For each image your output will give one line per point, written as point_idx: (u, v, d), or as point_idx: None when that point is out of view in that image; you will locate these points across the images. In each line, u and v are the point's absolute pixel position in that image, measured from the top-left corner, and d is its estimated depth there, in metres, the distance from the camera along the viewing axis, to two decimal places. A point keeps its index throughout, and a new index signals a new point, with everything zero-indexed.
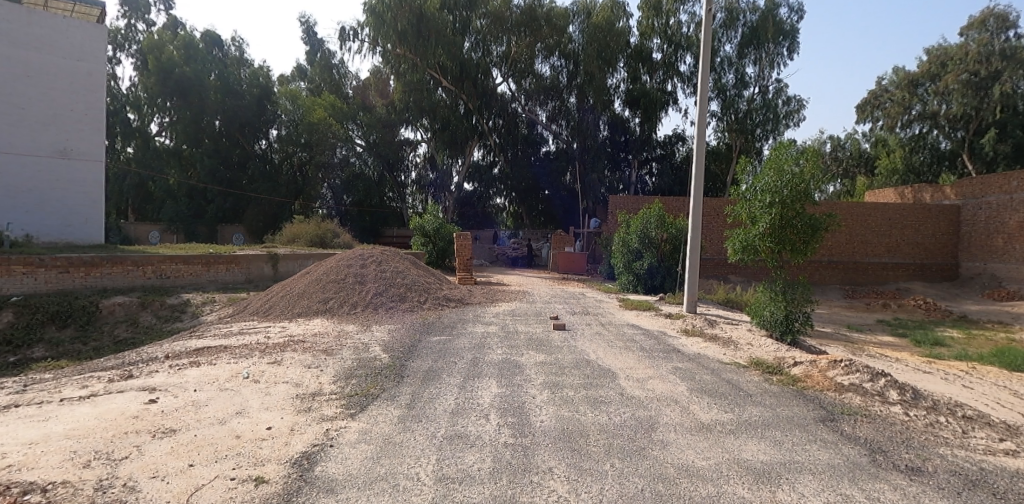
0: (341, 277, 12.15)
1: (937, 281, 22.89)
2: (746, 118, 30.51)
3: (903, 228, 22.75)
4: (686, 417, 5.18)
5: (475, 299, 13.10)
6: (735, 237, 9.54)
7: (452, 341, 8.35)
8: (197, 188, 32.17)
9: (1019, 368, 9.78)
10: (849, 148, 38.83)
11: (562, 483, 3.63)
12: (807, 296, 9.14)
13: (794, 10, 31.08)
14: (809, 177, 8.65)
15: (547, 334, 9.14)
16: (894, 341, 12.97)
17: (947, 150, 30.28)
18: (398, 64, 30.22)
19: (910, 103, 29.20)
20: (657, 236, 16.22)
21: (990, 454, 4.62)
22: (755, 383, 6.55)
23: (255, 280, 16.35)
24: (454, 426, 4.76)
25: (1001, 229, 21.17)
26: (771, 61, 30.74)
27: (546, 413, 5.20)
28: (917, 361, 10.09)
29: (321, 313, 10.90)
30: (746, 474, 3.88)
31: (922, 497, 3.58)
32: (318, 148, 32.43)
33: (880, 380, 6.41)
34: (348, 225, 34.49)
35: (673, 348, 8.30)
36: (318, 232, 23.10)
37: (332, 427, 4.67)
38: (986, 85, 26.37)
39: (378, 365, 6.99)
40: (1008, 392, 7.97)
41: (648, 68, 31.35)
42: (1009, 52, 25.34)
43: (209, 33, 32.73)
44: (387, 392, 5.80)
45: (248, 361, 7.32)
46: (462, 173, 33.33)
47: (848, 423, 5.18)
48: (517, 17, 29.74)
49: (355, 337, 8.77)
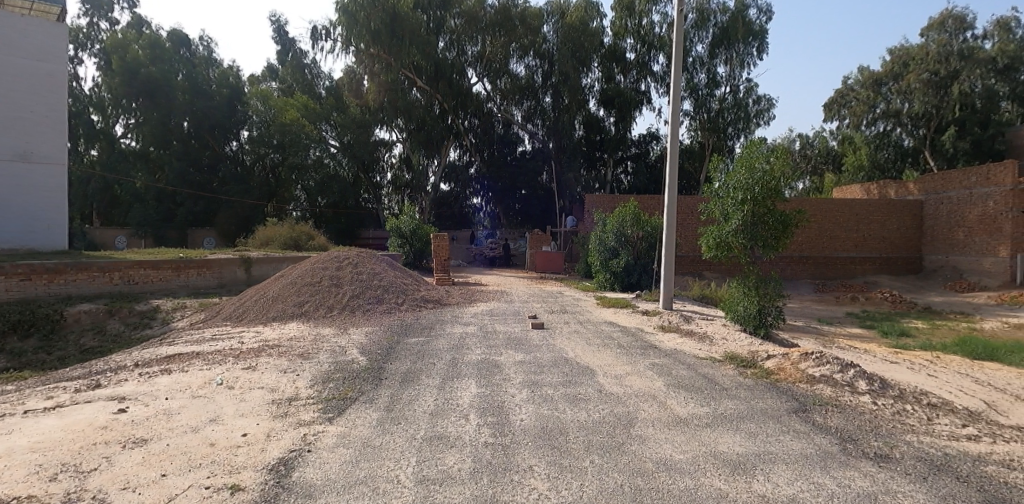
0: (316, 280, 11.99)
1: (902, 274, 23.66)
2: (718, 117, 31.27)
3: (870, 222, 23.49)
4: (664, 413, 5.25)
5: (453, 299, 13.02)
6: (709, 234, 9.65)
7: (430, 342, 8.29)
8: (165, 192, 31.22)
9: (979, 358, 10.13)
10: (816, 146, 39.76)
11: (542, 481, 3.64)
12: (779, 291, 9.35)
13: (762, 11, 31.71)
14: (779, 175, 8.82)
15: (525, 333, 9.15)
16: (862, 333, 13.38)
17: (910, 147, 30.88)
18: (372, 64, 29.83)
19: (874, 102, 30.23)
20: (633, 234, 16.46)
21: (954, 440, 4.79)
22: (731, 377, 6.65)
23: (227, 284, 16.03)
24: (433, 427, 4.74)
25: (962, 223, 21.73)
26: (742, 61, 31.19)
27: (527, 412, 5.20)
28: (885, 352, 10.37)
29: (296, 317, 10.66)
30: (722, 467, 3.95)
31: (890, 482, 3.71)
32: (290, 149, 31.64)
33: (850, 371, 6.57)
34: (322, 228, 33.97)
35: (650, 345, 8.37)
36: (292, 236, 22.71)
37: (310, 432, 4.61)
38: (945, 84, 27.77)
39: (355, 368, 6.91)
40: (970, 379, 8.29)
41: (622, 67, 31.65)
42: (967, 52, 26.96)
43: (176, 32, 31.84)
44: (364, 395, 5.74)
45: (221, 367, 7.16)
46: (438, 174, 32.96)
47: (819, 413, 5.32)
48: (491, 17, 29.80)
49: (331, 341, 8.62)
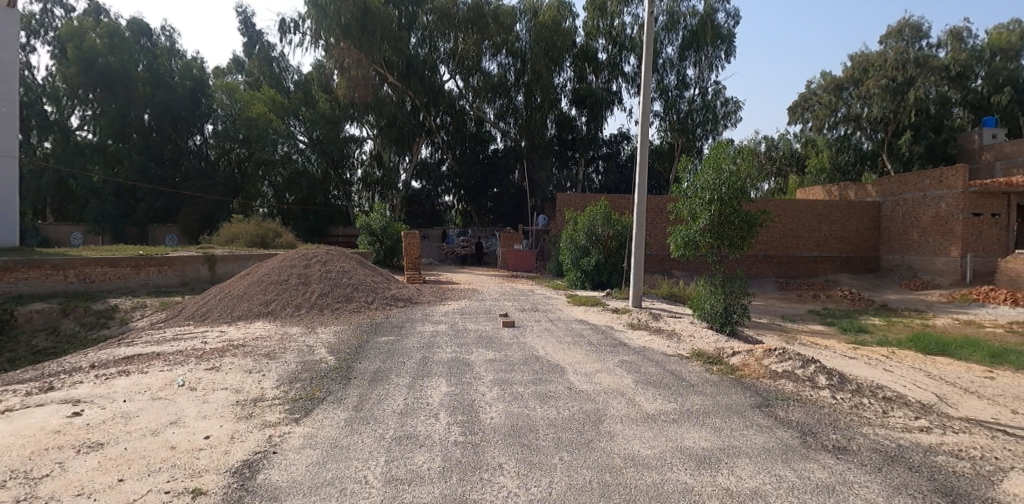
0: (283, 278, 11.75)
1: (861, 273, 24.56)
2: (687, 118, 31.82)
3: (831, 223, 24.32)
4: (632, 409, 5.32)
5: (424, 298, 12.93)
6: (677, 233, 9.80)
7: (400, 341, 8.21)
8: (125, 187, 30.07)
9: (931, 353, 10.59)
10: (781, 148, 40.86)
11: (511, 478, 3.65)
12: (744, 289, 9.59)
13: (730, 15, 32.39)
14: (745, 176, 9.04)
15: (496, 331, 9.16)
16: (823, 329, 13.85)
17: (869, 150, 31.87)
18: (342, 59, 29.41)
19: (835, 107, 31.33)
20: (604, 233, 16.62)
21: (907, 432, 5.00)
22: (697, 373, 6.79)
23: (190, 283, 15.57)
24: (403, 427, 4.70)
25: (916, 224, 22.62)
26: (710, 64, 31.83)
27: (497, 410, 5.20)
28: (843, 348, 10.76)
29: (262, 316, 10.40)
30: (688, 462, 4.02)
31: (848, 474, 3.85)
32: (257, 144, 30.75)
33: (811, 367, 6.78)
34: (290, 225, 33.28)
35: (619, 342, 8.49)
36: (258, 233, 22.17)
37: (275, 433, 4.51)
38: (902, 90, 28.79)
39: (323, 368, 6.79)
40: (923, 374, 8.66)
41: (594, 68, 31.93)
42: (921, 60, 28.13)
43: (136, 21, 30.70)
44: (332, 395, 5.65)
45: (183, 368, 6.95)
46: (409, 171, 32.80)
47: (781, 408, 5.47)
48: (463, 15, 29.60)
49: (299, 340, 8.46)
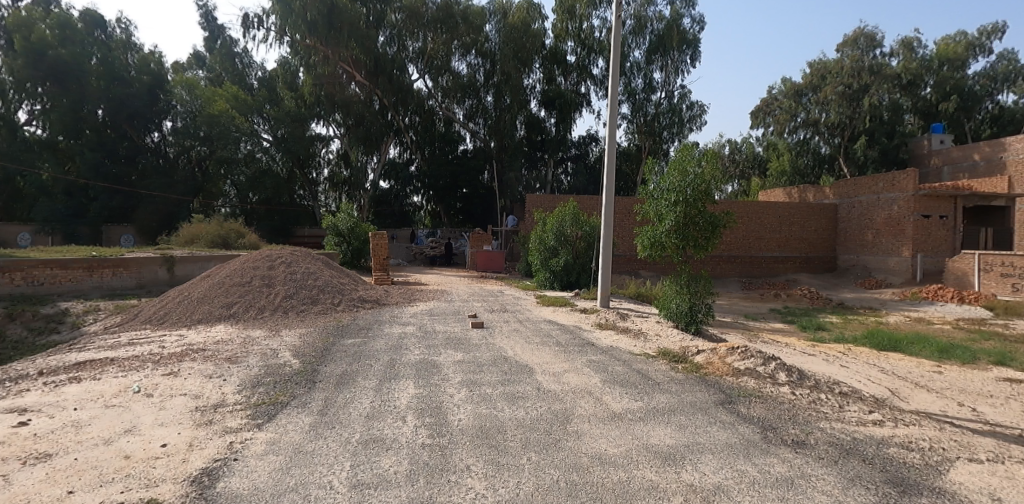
0: (246, 280, 11.47)
1: (819, 272, 25.44)
2: (654, 121, 32.38)
3: (791, 224, 25.14)
4: (600, 408, 5.38)
5: (392, 299, 12.80)
6: (644, 234, 9.95)
7: (367, 343, 8.10)
8: (77, 185, 28.79)
9: (884, 349, 11.05)
10: (744, 151, 41.98)
11: (479, 480, 3.63)
12: (708, 289, 9.82)
13: (696, 20, 33.11)
14: (709, 179, 9.25)
15: (465, 332, 9.13)
16: (784, 328, 14.29)
17: (826, 154, 33.11)
18: (308, 56, 28.92)
19: (796, 111, 32.43)
20: (572, 234, 16.78)
21: (861, 425, 5.20)
22: (663, 371, 6.91)
23: (147, 285, 15.02)
24: (370, 430, 4.63)
25: (871, 226, 23.56)
26: (676, 68, 32.47)
27: (465, 412, 5.18)
28: (803, 345, 11.13)
29: (224, 319, 10.10)
30: (654, 459, 4.09)
31: (806, 467, 3.97)
32: (219, 142, 29.96)
33: (771, 364, 6.98)
34: (254, 225, 32.43)
35: (587, 342, 8.58)
36: (220, 233, 21.56)
37: (236, 440, 4.38)
38: (858, 97, 30.05)
39: (287, 371, 6.64)
40: (877, 369, 9.03)
41: (563, 69, 32.18)
42: (875, 69, 29.39)
43: (89, 13, 29.45)
44: (297, 399, 5.53)
45: (139, 374, 6.69)
46: (377, 171, 32.56)
47: (743, 404, 5.62)
48: (433, 14, 29.38)
49: (262, 343, 8.25)
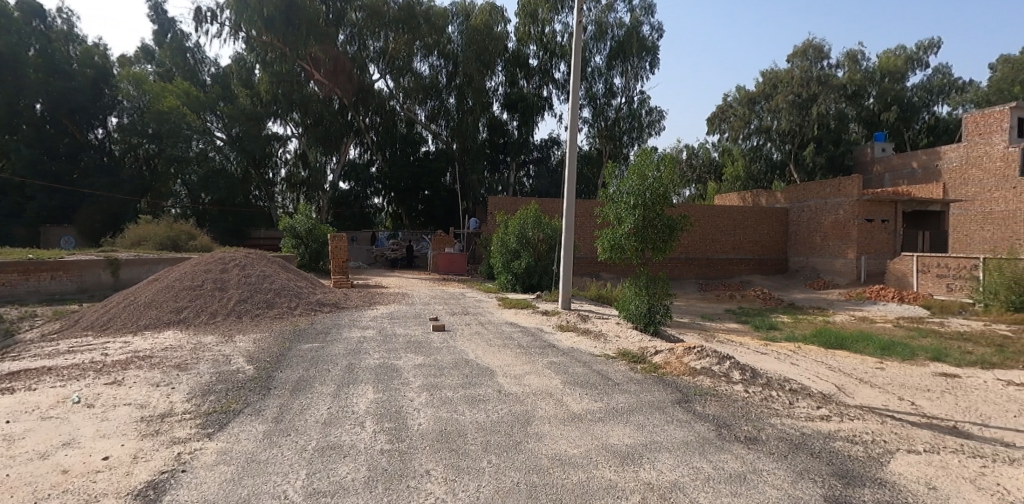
0: (197, 284, 11.05)
1: (772, 274, 26.42)
2: (614, 126, 33.00)
3: (745, 227, 26.02)
4: (560, 409, 5.43)
5: (352, 302, 12.56)
6: (604, 237, 10.10)
7: (325, 348, 7.92)
8: (12, 183, 27.09)
9: (831, 347, 11.57)
10: (700, 156, 43.21)
11: (439, 484, 3.60)
12: (666, 290, 10.05)
13: (655, 28, 33.89)
14: (668, 183, 9.47)
15: (426, 335, 9.03)
16: (738, 327, 14.77)
17: (778, 161, 34.51)
18: (264, 53, 28.56)
19: (749, 118, 33.64)
20: (534, 236, 16.87)
21: (810, 420, 5.42)
22: (622, 372, 7.03)
23: (89, 290, 14.26)
24: (326, 437, 4.52)
25: (819, 229, 24.62)
26: (636, 74, 33.15)
27: (425, 416, 5.13)
28: (756, 344, 11.53)
29: (173, 324, 9.68)
30: (612, 458, 4.15)
31: (758, 462, 4.11)
32: (168, 140, 28.86)
33: (726, 363, 7.20)
34: (207, 227, 31.23)
35: (548, 344, 8.64)
36: (170, 235, 20.70)
37: (185, 450, 4.20)
38: (807, 106, 31.40)
39: (240, 378, 6.42)
40: (825, 366, 9.44)
41: (525, 73, 32.39)
42: (823, 79, 30.80)
43: (26, 1, 27.81)
44: (251, 406, 5.35)
45: (79, 383, 6.33)
46: (336, 172, 32.12)
47: (699, 403, 5.77)
48: (394, 13, 29.05)
49: (214, 349, 7.96)
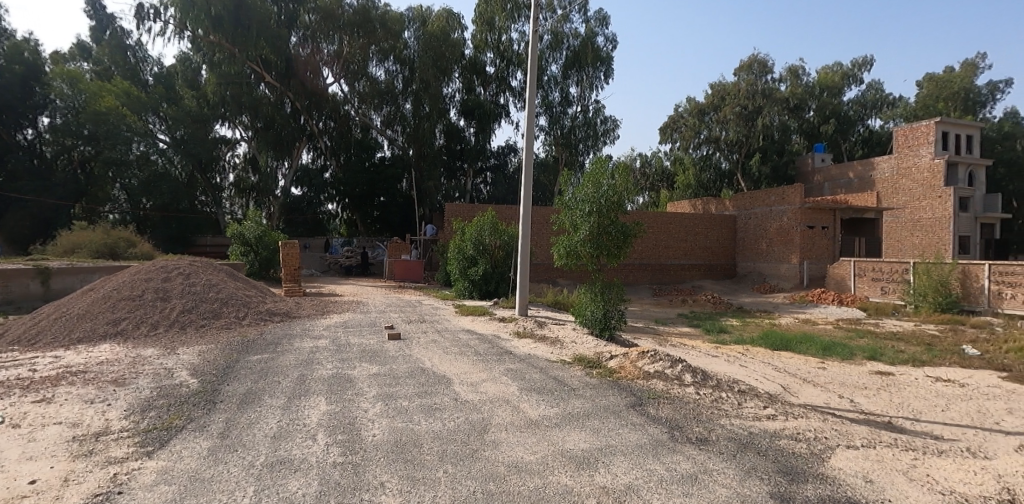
0: (137, 294, 10.51)
1: (722, 279, 27.36)
2: (570, 134, 33.56)
3: (696, 234, 26.89)
4: (517, 416, 5.44)
5: (304, 311, 12.22)
6: (560, 244, 10.23)
7: (275, 359, 7.67)
8: None
9: (776, 348, 12.09)
10: (653, 165, 44.42)
11: (393, 496, 3.55)
12: (620, 296, 10.25)
13: (609, 40, 34.67)
14: (622, 191, 9.68)
15: (381, 344, 8.87)
16: (690, 331, 15.22)
17: (726, 170, 35.85)
18: (211, 53, 27.43)
19: (699, 129, 34.94)
20: (491, 243, 16.86)
21: (757, 420, 5.64)
22: (578, 377, 7.12)
23: (16, 301, 13.28)
24: (276, 452, 4.37)
25: (764, 235, 25.71)
26: (591, 84, 33.71)
27: (380, 426, 5.05)
28: (707, 347, 11.90)
29: (109, 336, 9.14)
30: (568, 463, 4.20)
31: (708, 462, 4.24)
32: (106, 142, 27.35)
33: (678, 366, 7.40)
34: (149, 233, 29.71)
35: (505, 350, 8.65)
36: (107, 242, 19.60)
37: (121, 471, 3.97)
38: (753, 117, 33.19)
39: (183, 392, 6.14)
40: (771, 367, 9.85)
41: (482, 80, 32.57)
42: (767, 92, 32.70)
43: None
44: (194, 422, 5.12)
45: (2, 402, 5.89)
46: (287, 177, 31.36)
47: (652, 406, 5.91)
48: (349, 17, 28.66)
49: (155, 363, 7.57)
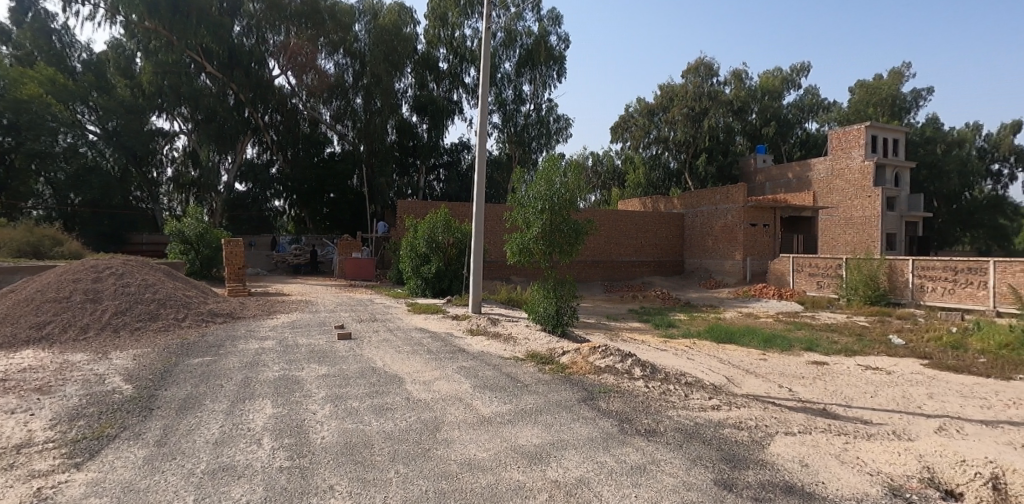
0: (64, 296, 9.84)
1: (670, 275, 28.23)
2: (523, 132, 33.75)
3: (646, 232, 27.62)
4: (469, 414, 5.45)
5: (249, 312, 11.77)
6: (513, 241, 10.29)
7: (218, 362, 7.37)
8: None
9: (721, 341, 12.60)
10: (605, 164, 45.23)
11: (342, 499, 3.48)
12: (573, 292, 10.41)
13: (561, 39, 35.01)
14: (573, 189, 9.82)
15: (330, 344, 8.67)
16: (641, 326, 15.64)
17: (675, 169, 36.93)
18: (148, 41, 26.28)
19: (648, 129, 36.02)
20: (445, 240, 16.75)
21: (702, 410, 5.87)
22: (530, 373, 7.20)
23: None
24: (218, 458, 4.21)
25: (710, 233, 26.67)
26: (544, 82, 33.98)
27: (329, 428, 4.94)
28: (656, 342, 12.26)
29: (33, 340, 8.51)
30: (520, 459, 4.25)
31: (656, 453, 4.38)
32: (28, 133, 25.33)
33: (628, 360, 7.60)
34: (79, 230, 27.83)
35: (458, 348, 8.63)
36: (30, 240, 18.24)
37: (46, 485, 3.71)
38: (699, 118, 34.30)
39: (116, 399, 5.80)
40: (716, 360, 10.26)
41: (434, 76, 32.14)
42: (712, 95, 33.58)
43: None
44: (128, 430, 4.85)
45: None
46: (231, 172, 29.98)
47: (603, 400, 6.04)
48: (296, 8, 27.81)
49: (84, 368, 7.12)
